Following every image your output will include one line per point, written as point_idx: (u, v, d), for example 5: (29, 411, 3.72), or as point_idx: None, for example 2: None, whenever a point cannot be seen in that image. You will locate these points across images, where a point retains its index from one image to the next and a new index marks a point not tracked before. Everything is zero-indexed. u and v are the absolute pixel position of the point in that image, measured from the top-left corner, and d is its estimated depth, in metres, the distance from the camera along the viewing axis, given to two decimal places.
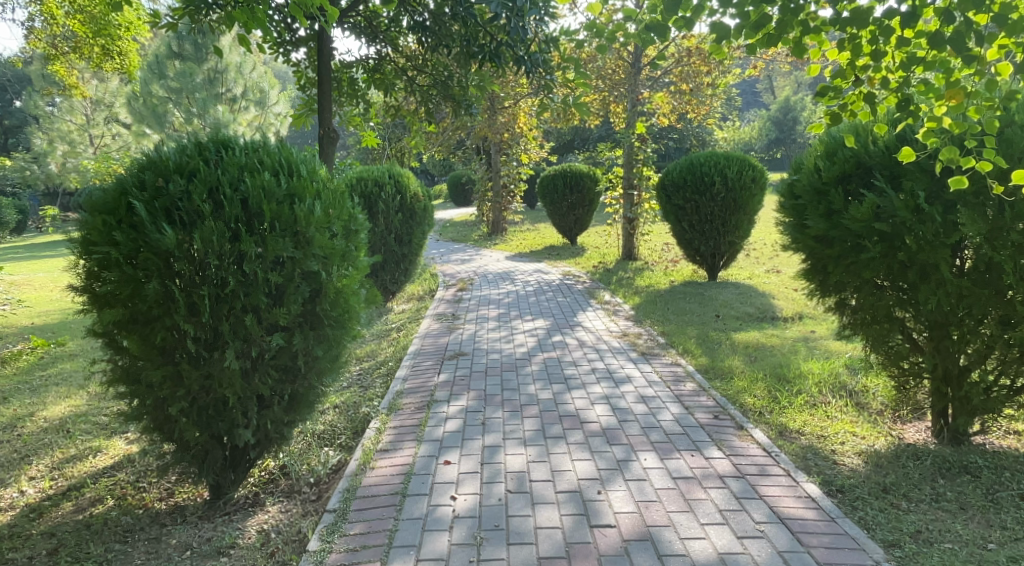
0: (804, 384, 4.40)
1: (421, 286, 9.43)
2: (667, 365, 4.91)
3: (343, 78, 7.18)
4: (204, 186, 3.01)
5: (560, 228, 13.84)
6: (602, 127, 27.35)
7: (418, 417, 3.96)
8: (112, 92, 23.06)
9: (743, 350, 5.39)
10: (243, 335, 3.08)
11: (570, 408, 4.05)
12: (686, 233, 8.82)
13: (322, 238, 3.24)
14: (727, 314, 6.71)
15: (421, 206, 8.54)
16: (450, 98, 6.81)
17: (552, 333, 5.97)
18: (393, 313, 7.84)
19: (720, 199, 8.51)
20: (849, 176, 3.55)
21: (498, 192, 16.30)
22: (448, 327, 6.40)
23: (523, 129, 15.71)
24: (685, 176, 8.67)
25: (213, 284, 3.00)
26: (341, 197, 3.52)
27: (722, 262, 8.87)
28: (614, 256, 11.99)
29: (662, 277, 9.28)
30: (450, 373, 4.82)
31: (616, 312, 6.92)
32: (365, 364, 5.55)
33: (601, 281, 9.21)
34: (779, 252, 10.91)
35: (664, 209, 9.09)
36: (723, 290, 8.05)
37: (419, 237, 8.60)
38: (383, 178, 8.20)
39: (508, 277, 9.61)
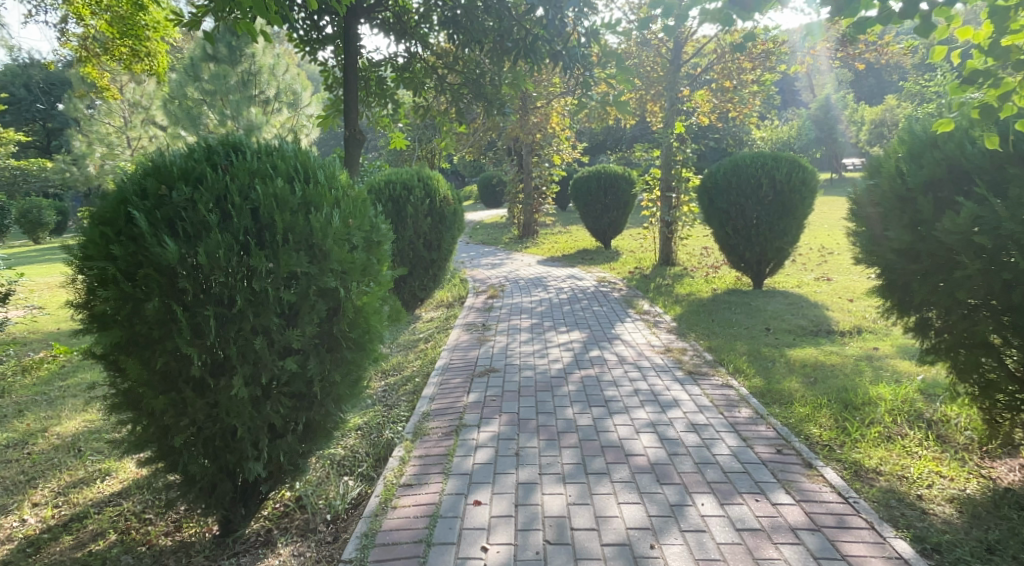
0: (876, 413, 3.95)
1: (451, 292, 9.11)
2: (718, 387, 4.49)
3: (371, 76, 6.86)
4: (210, 194, 2.70)
5: (593, 231, 13.36)
6: (636, 127, 26.83)
7: (445, 445, 3.61)
8: (149, 95, 23.32)
9: (799, 370, 4.94)
10: (252, 359, 2.76)
11: (613, 437, 3.67)
12: (730, 238, 8.36)
13: (341, 251, 2.91)
14: (778, 327, 6.25)
15: (451, 210, 8.24)
16: (482, 99, 6.48)
17: (589, 347, 5.59)
18: (422, 322, 7.54)
19: (767, 203, 8.02)
20: (940, 181, 3.11)
21: (530, 194, 15.92)
22: (479, 339, 6.05)
23: (556, 130, 15.33)
24: (730, 178, 8.21)
25: (219, 303, 2.68)
26: (362, 204, 3.19)
27: (768, 269, 8.39)
28: (650, 261, 11.53)
29: (704, 284, 8.82)
30: (481, 393, 4.46)
31: (657, 323, 6.51)
32: (391, 380, 5.23)
33: (639, 288, 8.78)
34: (827, 258, 10.35)
35: (707, 213, 8.65)
36: (771, 300, 7.57)
37: (449, 242, 8.29)
38: (412, 180, 7.92)
39: (540, 283, 9.23)
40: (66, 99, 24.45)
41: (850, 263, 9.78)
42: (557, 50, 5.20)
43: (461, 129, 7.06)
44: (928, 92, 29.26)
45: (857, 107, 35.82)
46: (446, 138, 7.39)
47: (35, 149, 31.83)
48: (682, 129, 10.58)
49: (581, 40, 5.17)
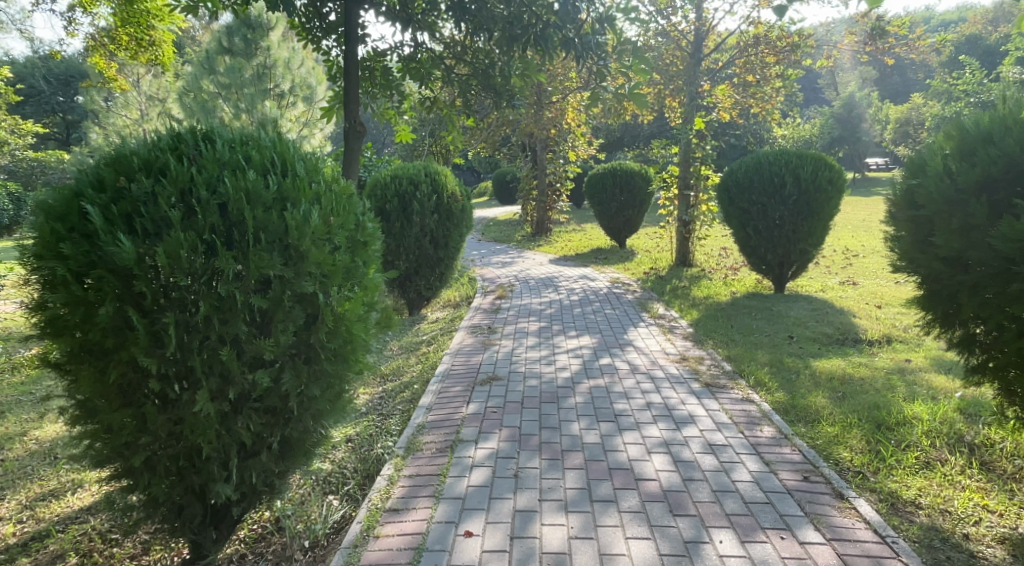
0: (910, 435, 3.60)
1: (459, 291, 8.82)
2: (737, 402, 4.16)
3: (376, 66, 6.55)
4: (174, 188, 2.42)
5: (608, 230, 13.02)
6: (654, 124, 26.39)
7: (438, 464, 3.31)
8: (166, 88, 23.30)
9: (825, 384, 4.59)
10: (219, 372, 2.48)
11: (622, 458, 3.35)
12: (751, 239, 8.00)
13: (320, 252, 2.62)
14: (802, 335, 5.90)
15: (459, 207, 7.95)
16: (492, 91, 6.19)
17: (600, 354, 5.27)
18: (426, 323, 7.26)
19: (791, 203, 7.65)
20: (997, 182, 2.76)
21: (544, 191, 15.58)
22: (483, 343, 5.76)
23: (571, 125, 15.00)
24: (752, 176, 7.84)
25: (181, 309, 2.40)
26: (347, 201, 2.89)
27: (790, 272, 8.04)
28: (666, 261, 11.17)
29: (722, 287, 8.46)
30: (481, 404, 4.16)
31: (672, 328, 6.18)
32: (389, 386, 4.95)
33: (654, 290, 8.44)
34: (851, 262, 9.92)
35: (726, 213, 8.28)
36: (793, 305, 7.20)
37: (457, 240, 8.00)
38: (418, 176, 7.66)
39: (551, 284, 8.93)
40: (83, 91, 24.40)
41: (876, 268, 9.36)
42: (569, 38, 4.88)
43: (469, 124, 6.77)
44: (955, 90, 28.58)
45: (881, 105, 35.08)
46: (453, 133, 7.05)
47: (55, 142, 32.07)
48: (701, 125, 10.21)
49: (594, 28, 4.84)
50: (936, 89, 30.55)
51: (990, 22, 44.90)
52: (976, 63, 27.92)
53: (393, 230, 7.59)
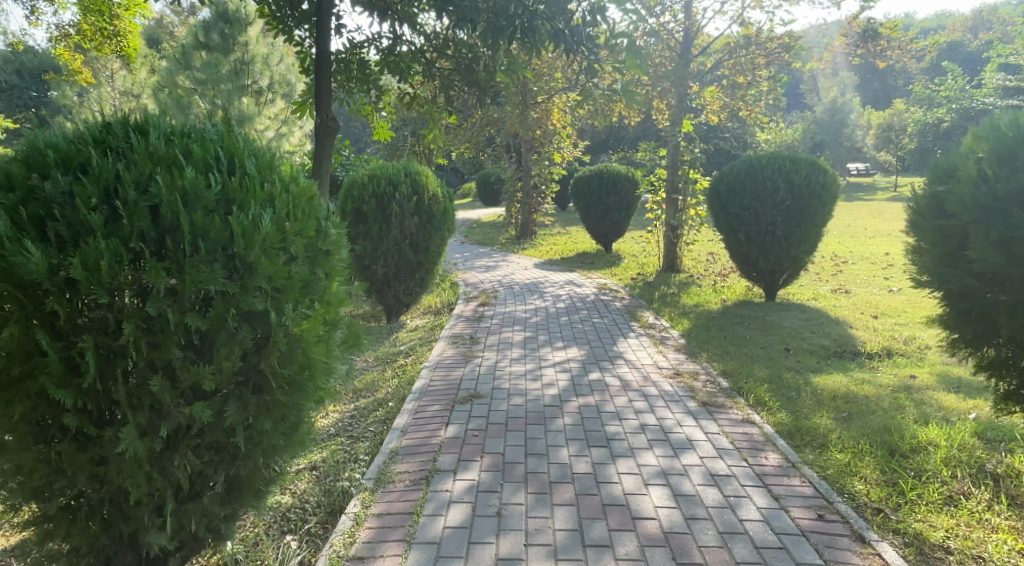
0: (928, 464, 3.31)
1: (439, 297, 8.46)
2: (738, 423, 3.84)
3: (353, 60, 6.11)
4: (96, 187, 2.04)
5: (594, 234, 12.71)
6: (640, 127, 26.18)
7: (411, 500, 2.95)
8: (140, 83, 22.71)
9: (830, 403, 4.29)
10: (150, 404, 2.10)
11: (616, 492, 3.01)
12: (742, 245, 7.72)
13: (272, 263, 2.25)
14: (800, 347, 5.61)
15: (441, 209, 7.56)
16: (475, 87, 5.85)
17: (589, 368, 4.93)
18: (404, 332, 6.89)
19: (784, 208, 7.37)
20: None
21: (529, 193, 15.22)
22: (464, 354, 5.40)
23: (557, 127, 14.69)
24: (744, 180, 7.55)
25: (103, 331, 2.02)
26: (306, 204, 2.52)
27: (782, 279, 7.78)
28: (653, 266, 10.88)
29: (712, 294, 8.18)
30: (461, 426, 3.80)
31: (664, 340, 5.87)
32: (361, 403, 4.58)
33: (642, 297, 8.13)
34: (842, 269, 9.71)
35: (717, 218, 8.00)
36: (787, 314, 6.93)
37: (438, 244, 7.62)
38: (397, 176, 7.29)
39: (536, 289, 8.60)
40: (54, 86, 23.64)
41: (867, 275, 9.14)
42: (559, 29, 4.54)
43: (451, 122, 6.41)
44: (938, 97, 28.73)
45: (864, 111, 35.22)
46: (434, 131, 6.66)
47: None
48: (690, 127, 9.95)
49: (585, 20, 4.51)
50: (918, 95, 30.70)
51: (970, 30, 45.40)
52: (958, 70, 28.06)
53: (371, 233, 7.23)
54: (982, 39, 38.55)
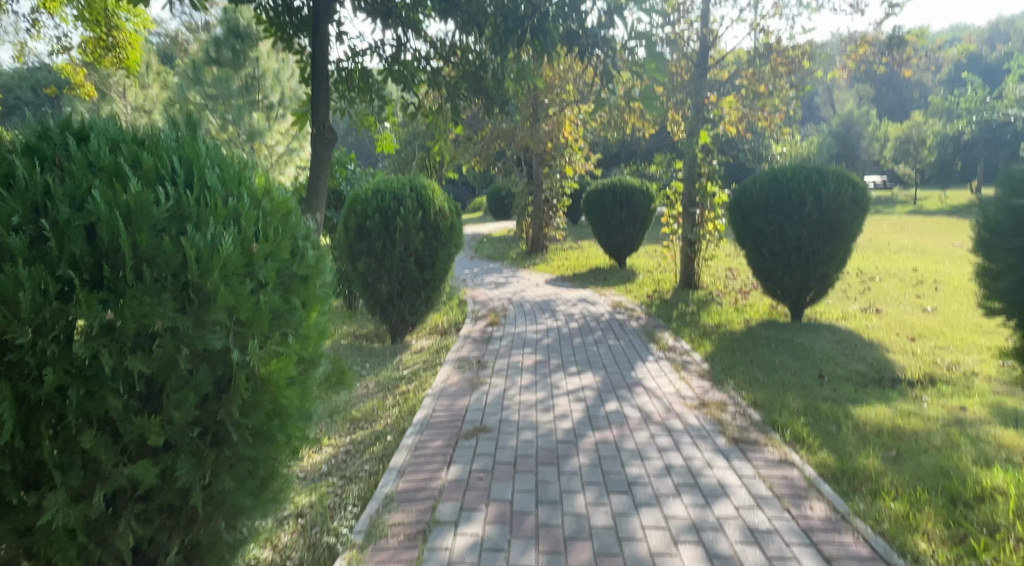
0: (1000, 516, 2.89)
1: (447, 315, 8.11)
2: (775, 464, 3.44)
3: (354, 69, 5.76)
4: (20, 203, 1.68)
5: (607, 249, 12.33)
6: (653, 139, 25.87)
7: (406, 560, 2.57)
8: (153, 99, 22.87)
9: (875, 440, 3.87)
10: (83, 464, 1.73)
11: (642, 551, 2.61)
12: (766, 262, 7.32)
13: (234, 293, 1.89)
14: (834, 374, 5.20)
15: (448, 224, 7.19)
16: (482, 94, 5.53)
17: (605, 398, 4.53)
18: (409, 354, 6.53)
19: (812, 224, 6.97)
20: None
21: (540, 207, 14.90)
22: (471, 381, 5.03)
23: (568, 139, 14.41)
24: (768, 193, 7.14)
25: (22, 377, 1.64)
26: (279, 222, 2.16)
27: (809, 297, 7.37)
28: (670, 283, 10.48)
29: (733, 313, 7.76)
30: (465, 467, 3.41)
31: (686, 364, 5.47)
32: (358, 436, 4.21)
33: (660, 316, 7.74)
34: (870, 287, 9.26)
35: (738, 232, 7.59)
36: (816, 336, 6.51)
37: (445, 261, 7.25)
38: (402, 191, 6.96)
39: (548, 308, 8.23)
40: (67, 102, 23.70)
41: (897, 294, 8.70)
42: (572, 30, 4.19)
43: (457, 132, 6.09)
44: (958, 108, 28.24)
45: (880, 123, 34.75)
46: (440, 143, 6.32)
47: None
48: (707, 139, 9.59)
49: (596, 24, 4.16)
50: (937, 106, 30.22)
51: (987, 41, 44.92)
52: (979, 82, 27.59)
53: (375, 250, 6.90)
54: (1001, 50, 38.05)
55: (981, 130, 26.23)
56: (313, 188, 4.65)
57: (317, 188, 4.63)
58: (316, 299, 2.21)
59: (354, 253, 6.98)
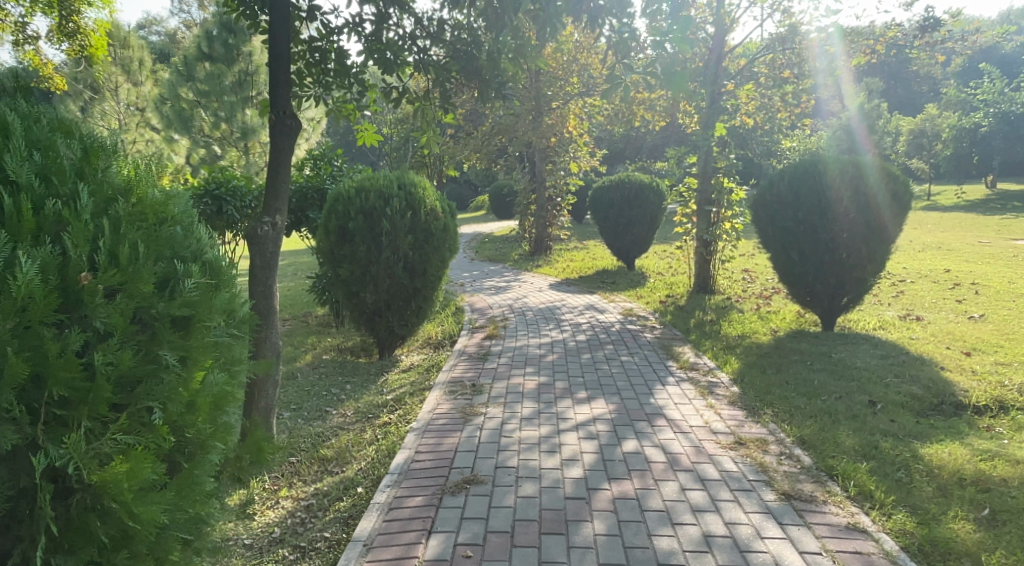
0: None
1: (441, 325, 7.38)
2: (841, 535, 2.71)
3: (330, 48, 5.02)
4: None
5: (614, 249, 11.59)
6: (659, 134, 25.09)
7: None
8: (146, 96, 22.37)
9: (960, 493, 3.13)
10: None
11: None
12: (796, 266, 6.57)
13: (40, 356, 1.34)
14: (886, 400, 4.46)
15: (441, 226, 6.46)
16: (474, 76, 4.81)
17: (621, 435, 3.78)
18: (396, 372, 5.81)
19: (848, 223, 6.23)
20: None
21: (543, 205, 14.12)
22: (463, 410, 4.28)
23: (573, 134, 13.67)
24: (798, 189, 6.39)
25: None
26: (144, 242, 1.57)
27: (843, 304, 6.63)
28: (683, 287, 9.73)
29: (757, 322, 7.02)
30: (449, 540, 2.69)
31: (713, 387, 4.73)
32: (324, 487, 3.48)
33: (676, 325, 6.99)
34: (904, 291, 8.48)
35: (764, 234, 6.85)
36: (857, 349, 5.75)
37: (438, 267, 6.52)
38: (389, 189, 6.23)
39: (553, 316, 7.49)
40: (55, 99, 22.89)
41: (935, 299, 7.92)
42: None
43: (447, 122, 5.34)
44: (975, 100, 27.39)
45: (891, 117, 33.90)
46: (429, 134, 5.55)
47: None
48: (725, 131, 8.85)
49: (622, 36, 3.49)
50: (951, 99, 29.36)
51: None
52: (996, 72, 26.74)
53: (359, 256, 6.17)
54: (1016, 43, 37.09)
55: (1000, 123, 25.41)
56: (274, 188, 3.87)
57: (279, 185, 3.87)
58: (203, 350, 1.61)
59: (337, 260, 6.27)
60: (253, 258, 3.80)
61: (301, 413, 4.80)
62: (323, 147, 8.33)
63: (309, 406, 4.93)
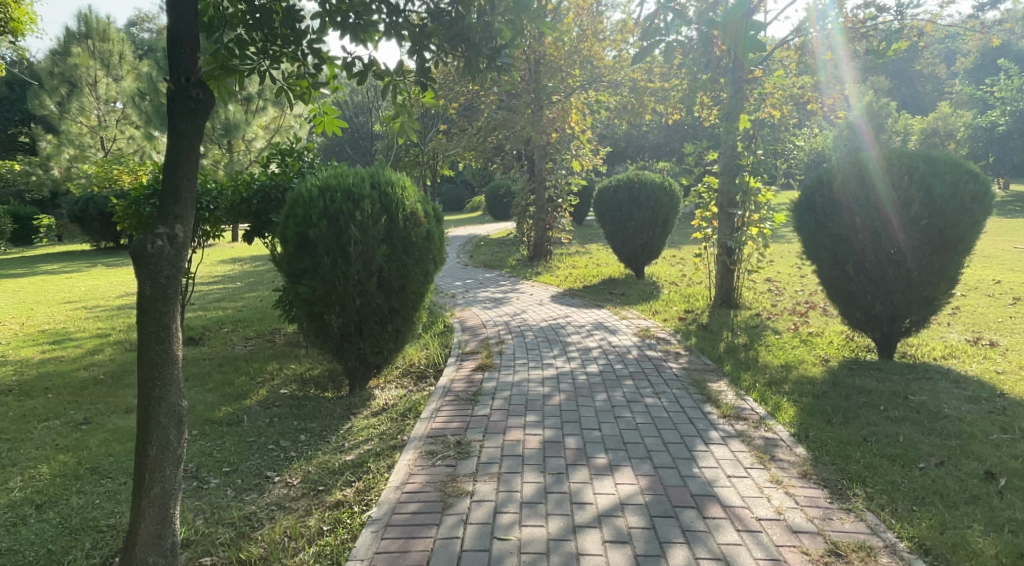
0: None
1: (426, 349, 6.28)
2: None
3: (275, 7, 3.89)
4: None
5: (622, 256, 10.49)
6: (662, 133, 24.06)
7: None
8: (126, 91, 21.24)
9: None
10: None
11: None
12: (851, 282, 5.48)
13: None
14: (1007, 469, 3.36)
15: (423, 233, 5.35)
16: (459, 41, 3.65)
17: (667, 537, 2.69)
18: (365, 415, 4.72)
19: (918, 231, 5.12)
20: None
21: (543, 207, 12.96)
22: (444, 487, 3.16)
23: (576, 130, 12.59)
24: (855, 189, 5.28)
25: None
26: None
27: (905, 327, 5.54)
28: (702, 300, 8.66)
29: (800, 348, 5.90)
30: None
31: (771, 447, 3.63)
32: None
33: (704, 350, 5.90)
34: (960, 308, 7.38)
35: (810, 244, 5.74)
36: (934, 387, 4.67)
37: (420, 282, 5.42)
38: (358, 189, 5.12)
39: (557, 339, 6.38)
40: (32, 95, 21.83)
41: (1000, 317, 6.82)
42: None
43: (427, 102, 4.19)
44: (991, 98, 26.36)
45: None
46: (402, 119, 4.38)
47: None
48: (750, 124, 7.76)
49: None
50: (963, 97, 28.40)
51: None
52: (1013, 68, 25.68)
53: (321, 270, 5.04)
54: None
55: (1017, 122, 24.50)
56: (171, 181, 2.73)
57: (181, 179, 2.74)
58: None
59: (295, 274, 5.14)
60: (142, 286, 2.68)
61: (233, 482, 3.67)
62: (291, 141, 7.36)
63: (247, 469, 3.82)
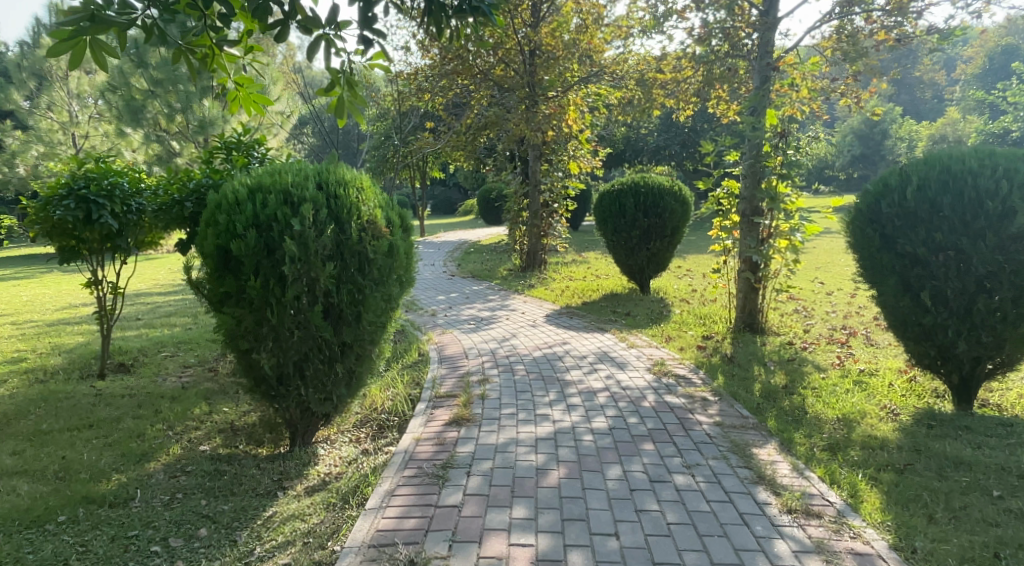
0: None
1: (392, 389, 5.07)
2: None
3: None
4: None
5: (626, 269, 9.34)
6: (662, 134, 22.98)
7: None
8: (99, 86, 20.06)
9: None
10: None
11: None
12: (925, 314, 4.34)
13: None
14: None
15: (384, 248, 4.18)
16: None
17: None
18: (297, 490, 3.53)
19: (1019, 251, 4.00)
20: None
21: (537, 213, 11.80)
22: None
23: (574, 129, 11.43)
24: (936, 196, 4.17)
25: None
26: None
27: (989, 370, 4.40)
28: (721, 323, 7.49)
29: (857, 394, 4.74)
30: None
31: None
32: None
33: (738, 395, 4.73)
34: None
35: (871, 264, 4.59)
36: None
37: (380, 310, 4.24)
38: (300, 189, 3.95)
39: (554, 376, 5.19)
40: None
41: None
42: None
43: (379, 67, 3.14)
44: (1003, 102, 25.23)
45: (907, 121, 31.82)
46: (341, 92, 3.26)
47: None
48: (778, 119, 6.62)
49: None
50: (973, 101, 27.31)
51: None
52: None
53: (248, 294, 3.85)
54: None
55: None
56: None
57: None
58: None
59: (214, 299, 3.94)
60: None
61: None
62: (239, 132, 6.19)
63: None
